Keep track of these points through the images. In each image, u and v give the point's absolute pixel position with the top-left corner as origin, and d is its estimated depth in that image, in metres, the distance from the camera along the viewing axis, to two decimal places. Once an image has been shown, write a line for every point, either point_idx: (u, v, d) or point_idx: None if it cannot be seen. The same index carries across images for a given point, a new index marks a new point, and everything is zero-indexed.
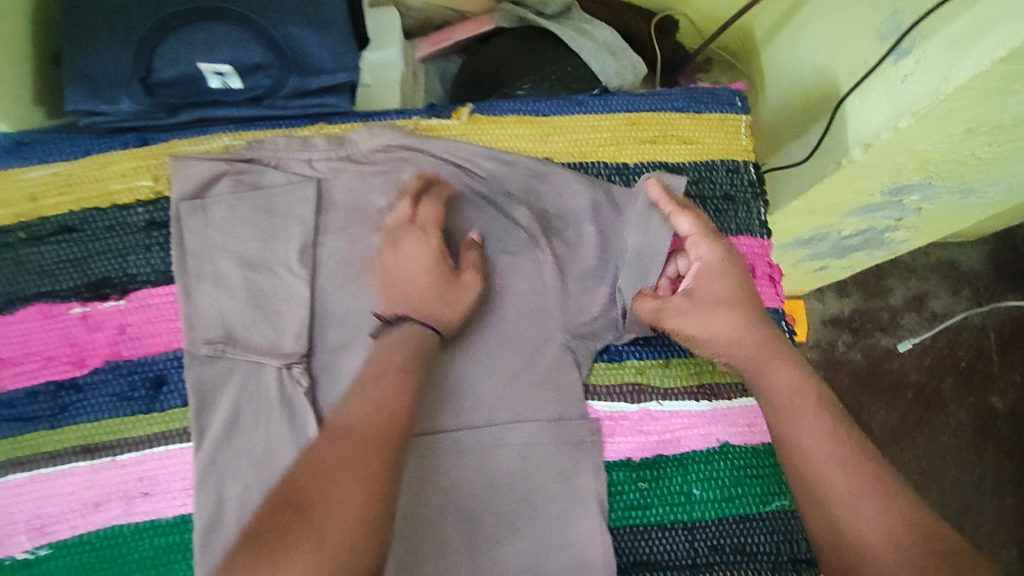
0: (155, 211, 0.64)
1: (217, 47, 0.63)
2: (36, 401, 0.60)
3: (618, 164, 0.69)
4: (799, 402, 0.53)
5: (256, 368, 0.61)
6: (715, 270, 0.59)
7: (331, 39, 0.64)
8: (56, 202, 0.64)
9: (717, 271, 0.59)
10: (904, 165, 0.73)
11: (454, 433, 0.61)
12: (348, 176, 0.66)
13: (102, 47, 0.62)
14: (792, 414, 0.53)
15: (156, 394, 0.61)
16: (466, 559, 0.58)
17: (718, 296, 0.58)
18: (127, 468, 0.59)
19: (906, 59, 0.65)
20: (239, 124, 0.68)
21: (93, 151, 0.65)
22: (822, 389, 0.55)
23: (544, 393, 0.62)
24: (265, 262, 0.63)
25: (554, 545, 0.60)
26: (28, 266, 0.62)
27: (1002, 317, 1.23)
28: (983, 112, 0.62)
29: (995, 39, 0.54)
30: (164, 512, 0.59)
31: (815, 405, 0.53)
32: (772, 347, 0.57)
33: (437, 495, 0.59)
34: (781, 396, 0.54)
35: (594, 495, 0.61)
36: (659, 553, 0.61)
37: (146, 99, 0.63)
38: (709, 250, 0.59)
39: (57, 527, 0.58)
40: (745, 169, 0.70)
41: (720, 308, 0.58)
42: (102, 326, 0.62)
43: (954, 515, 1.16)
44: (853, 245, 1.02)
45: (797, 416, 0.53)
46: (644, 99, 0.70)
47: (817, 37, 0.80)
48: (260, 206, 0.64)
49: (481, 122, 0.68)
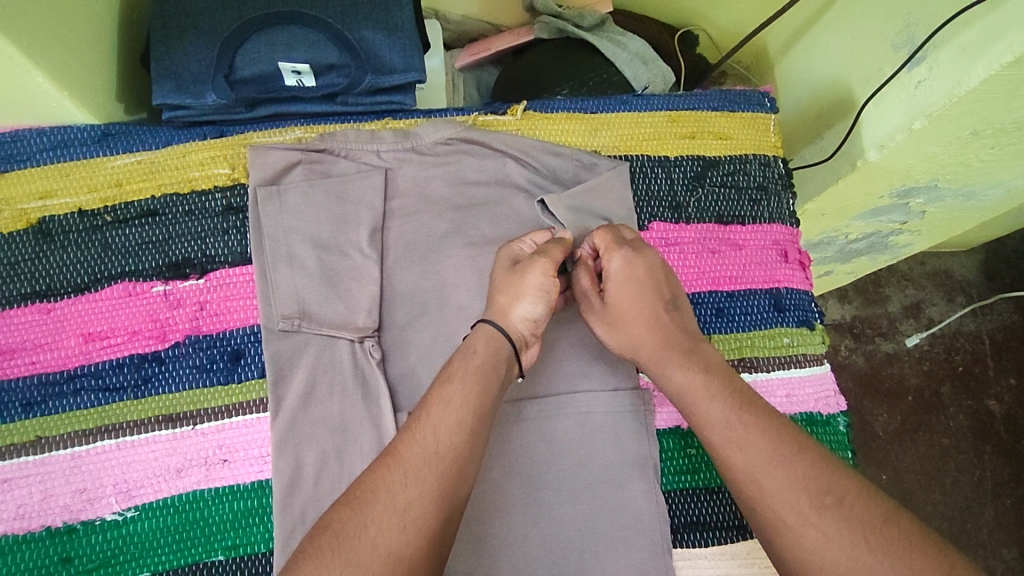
0: (232, 197, 0.68)
1: (296, 49, 0.68)
2: (121, 373, 0.63)
3: (660, 156, 0.75)
4: (735, 390, 0.55)
5: (331, 342, 0.64)
6: (619, 280, 0.61)
7: (400, 43, 0.71)
8: (137, 188, 0.68)
9: (620, 282, 0.61)
10: (914, 167, 0.79)
11: (515, 403, 0.65)
12: (412, 166, 0.71)
13: (190, 47, 0.68)
14: (746, 397, 0.55)
15: (234, 366, 0.64)
16: (528, 523, 0.62)
17: (634, 300, 0.61)
18: (207, 437, 0.62)
19: (919, 67, 0.71)
20: (310, 119, 0.74)
21: (174, 142, 0.70)
22: (731, 384, 0.55)
23: (598, 366, 0.67)
24: (338, 244, 0.67)
25: (611, 506, 0.63)
26: (114, 247, 0.66)
27: (996, 325, 1.29)
28: (987, 116, 0.69)
29: (1003, 47, 0.60)
30: (243, 478, 0.62)
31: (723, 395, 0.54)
32: (700, 347, 0.59)
33: (500, 460, 0.63)
34: (718, 373, 0.56)
35: (648, 461, 0.65)
36: (708, 514, 0.66)
37: (230, 94, 0.68)
38: (616, 260, 0.62)
39: (142, 491, 0.61)
40: (775, 164, 0.77)
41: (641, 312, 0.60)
42: (183, 303, 0.65)
43: (957, 514, 1.20)
44: (858, 249, 1.08)
45: (753, 403, 0.54)
46: (682, 99, 0.77)
47: (828, 50, 0.87)
48: (332, 192, 0.68)
49: (533, 118, 0.74)
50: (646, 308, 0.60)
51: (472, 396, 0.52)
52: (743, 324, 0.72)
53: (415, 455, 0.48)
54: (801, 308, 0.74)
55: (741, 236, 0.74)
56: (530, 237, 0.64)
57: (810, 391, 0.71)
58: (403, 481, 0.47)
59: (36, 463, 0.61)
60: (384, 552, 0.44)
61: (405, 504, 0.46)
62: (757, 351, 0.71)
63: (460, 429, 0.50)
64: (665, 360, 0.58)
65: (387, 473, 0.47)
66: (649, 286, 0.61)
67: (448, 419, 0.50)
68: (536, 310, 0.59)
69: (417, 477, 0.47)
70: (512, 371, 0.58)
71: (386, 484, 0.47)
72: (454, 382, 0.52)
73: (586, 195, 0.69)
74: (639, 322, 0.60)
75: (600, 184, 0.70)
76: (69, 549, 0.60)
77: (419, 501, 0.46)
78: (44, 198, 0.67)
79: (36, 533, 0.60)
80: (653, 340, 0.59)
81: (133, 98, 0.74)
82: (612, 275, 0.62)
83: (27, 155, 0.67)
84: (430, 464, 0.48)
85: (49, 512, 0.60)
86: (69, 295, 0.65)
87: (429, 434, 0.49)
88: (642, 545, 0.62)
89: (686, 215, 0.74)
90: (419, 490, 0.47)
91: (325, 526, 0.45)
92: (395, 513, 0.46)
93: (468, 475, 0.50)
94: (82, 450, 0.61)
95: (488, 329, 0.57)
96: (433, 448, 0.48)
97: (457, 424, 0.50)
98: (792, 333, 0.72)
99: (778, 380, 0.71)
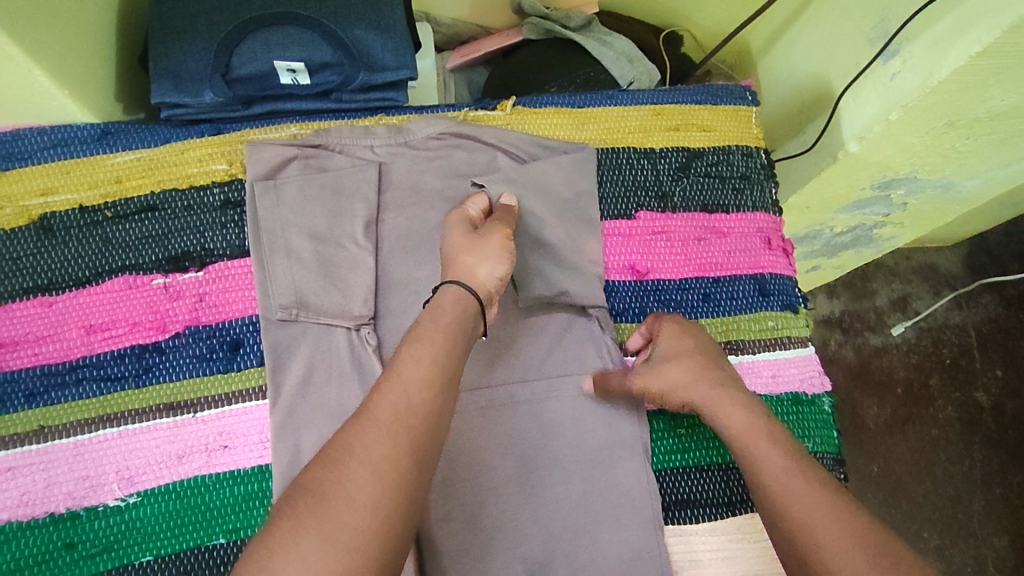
0: (230, 192, 0.70)
1: (291, 48, 0.70)
2: (123, 362, 0.65)
3: (646, 148, 0.77)
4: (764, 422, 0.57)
5: (328, 331, 0.66)
6: (670, 335, 0.65)
7: (392, 42, 0.74)
8: (136, 184, 0.70)
9: (671, 337, 0.65)
10: (893, 158, 0.81)
11: (507, 386, 0.67)
12: (405, 160, 0.73)
13: (188, 48, 0.70)
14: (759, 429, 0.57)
15: (233, 355, 0.66)
16: (523, 503, 0.63)
17: (683, 352, 0.63)
18: (207, 424, 0.64)
19: (893, 60, 0.73)
20: (306, 116, 0.76)
21: (173, 139, 0.72)
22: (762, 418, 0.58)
23: (587, 349, 0.69)
24: (334, 236, 0.69)
25: (604, 485, 0.65)
26: (114, 241, 0.68)
27: (980, 317, 1.32)
28: (961, 106, 0.71)
29: (971, 39, 0.63)
30: (243, 463, 0.63)
31: (747, 426, 0.57)
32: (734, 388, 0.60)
33: (495, 442, 0.65)
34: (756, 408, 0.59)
35: (638, 441, 0.66)
36: (698, 492, 0.67)
37: (227, 92, 0.71)
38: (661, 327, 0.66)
39: (144, 477, 0.62)
40: (757, 154, 0.80)
41: (692, 359, 0.62)
42: (183, 295, 0.67)
43: (946, 506, 1.22)
44: (843, 242, 1.11)
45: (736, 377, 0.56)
46: (666, 94, 0.79)
47: (808, 47, 0.90)
48: (327, 186, 0.70)
49: (522, 113, 0.77)
50: (696, 355, 0.63)
51: (454, 363, 0.52)
52: (729, 308, 0.74)
53: (383, 417, 0.47)
54: (785, 292, 0.76)
55: (726, 224, 0.76)
56: (472, 203, 0.66)
57: (796, 371, 0.73)
58: (376, 437, 0.46)
59: (40, 451, 0.62)
60: (362, 505, 0.43)
61: (380, 457, 0.45)
62: (744, 333, 0.73)
63: (426, 385, 0.49)
64: (720, 403, 0.59)
65: (358, 435, 0.46)
66: (701, 341, 0.65)
67: (415, 380, 0.49)
68: (502, 270, 0.59)
69: (389, 443, 0.46)
70: (479, 328, 0.57)
71: (358, 440, 0.46)
72: (425, 345, 0.51)
73: (553, 176, 0.72)
74: (688, 370, 0.62)
75: (562, 164, 0.72)
76: (73, 534, 0.61)
77: (395, 454, 0.45)
78: (45, 195, 0.68)
79: (39, 519, 0.61)
80: (704, 383, 0.61)
81: (132, 98, 0.76)
82: (665, 332, 0.65)
83: (29, 153, 0.69)
84: (399, 425, 0.46)
85: (52, 498, 0.61)
86: (70, 288, 0.66)
87: (398, 395, 0.48)
88: (634, 522, 0.64)
89: (673, 204, 0.76)
90: (389, 451, 0.45)
91: (302, 486, 0.44)
92: (377, 474, 0.44)
93: (437, 438, 0.49)
94: (85, 438, 0.63)
95: (452, 289, 0.56)
96: (400, 408, 0.47)
97: (426, 383, 0.49)
98: (776, 316, 0.74)
99: (764, 361, 0.73)
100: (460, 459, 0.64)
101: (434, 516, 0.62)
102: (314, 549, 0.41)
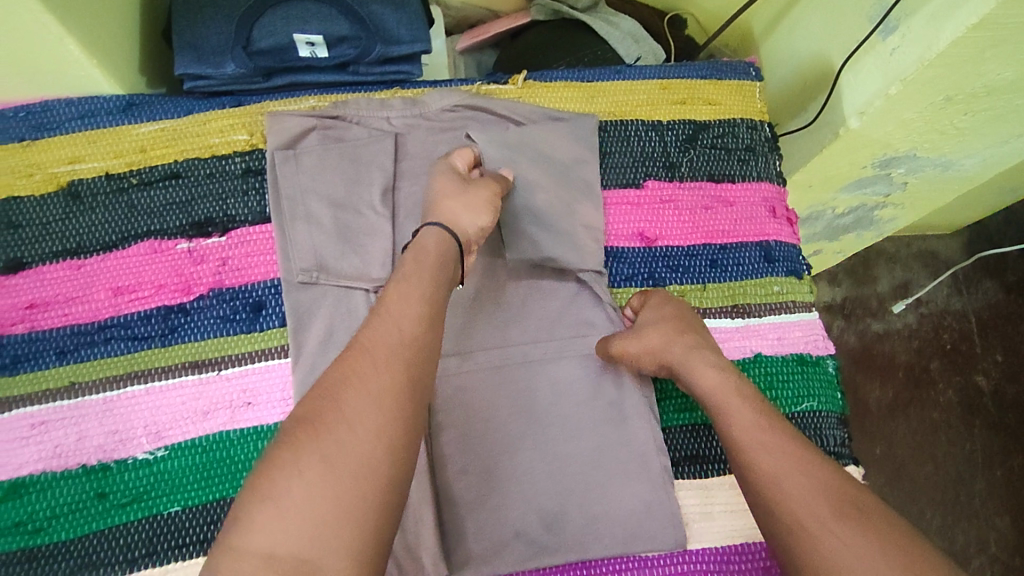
0: (251, 160, 0.72)
1: (310, 22, 0.73)
2: (150, 322, 0.67)
3: (653, 120, 0.79)
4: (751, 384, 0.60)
5: (347, 293, 0.69)
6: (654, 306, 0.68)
7: (407, 17, 0.77)
8: (161, 154, 0.72)
9: (654, 307, 0.68)
10: (892, 135, 0.84)
11: (520, 347, 0.69)
12: (420, 131, 0.75)
13: (209, 22, 0.72)
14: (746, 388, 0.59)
15: (256, 316, 0.68)
16: (536, 458, 0.65)
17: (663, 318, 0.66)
18: (231, 381, 0.66)
19: (892, 35, 0.75)
20: (324, 89, 0.78)
21: (195, 111, 0.73)
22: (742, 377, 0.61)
23: (595, 312, 0.72)
24: (352, 203, 0.71)
25: (615, 442, 0.67)
26: (139, 208, 0.70)
27: (981, 302, 1.34)
28: (958, 81, 0.73)
29: (968, 10, 0.65)
30: (266, 419, 0.65)
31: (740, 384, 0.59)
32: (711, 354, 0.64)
33: (509, 400, 0.67)
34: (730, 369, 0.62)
35: (647, 399, 0.68)
36: (706, 447, 0.69)
37: (248, 63, 0.73)
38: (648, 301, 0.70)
39: (171, 432, 0.64)
40: (762, 127, 0.82)
41: (672, 324, 0.66)
42: (206, 259, 0.69)
43: (948, 487, 1.24)
44: (845, 224, 1.13)
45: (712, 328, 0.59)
46: (673, 68, 0.81)
47: (809, 27, 0.92)
48: (346, 155, 0.72)
49: (533, 87, 0.79)
50: (675, 322, 0.66)
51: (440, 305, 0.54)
52: (735, 274, 0.76)
53: (383, 354, 0.49)
54: (790, 259, 0.78)
55: (733, 194, 0.79)
56: (460, 155, 0.69)
57: (800, 334, 0.75)
58: (372, 366, 0.48)
59: (71, 406, 0.64)
60: (365, 433, 0.45)
61: (377, 388, 0.47)
62: (750, 298, 0.75)
63: (417, 322, 0.52)
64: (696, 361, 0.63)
65: (357, 367, 0.48)
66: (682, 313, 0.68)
67: (410, 326, 0.51)
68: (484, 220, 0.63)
69: (385, 370, 0.48)
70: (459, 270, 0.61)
71: (365, 378, 0.48)
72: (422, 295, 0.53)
73: (562, 149, 0.74)
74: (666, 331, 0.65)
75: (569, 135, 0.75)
76: (105, 485, 0.63)
77: (389, 384, 0.48)
78: (73, 163, 0.71)
79: (73, 470, 0.63)
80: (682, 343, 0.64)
81: (153, 73, 0.79)
82: (649, 303, 0.69)
83: (57, 123, 0.71)
84: (392, 359, 0.49)
85: (85, 451, 0.63)
86: (97, 252, 0.68)
87: (392, 333, 0.50)
88: (645, 477, 0.66)
89: (680, 174, 0.78)
90: (385, 380, 0.48)
91: (298, 419, 0.46)
92: (390, 414, 0.47)
93: (429, 373, 0.51)
94: (114, 394, 0.65)
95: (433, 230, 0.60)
96: (397, 346, 0.50)
97: (422, 325, 0.52)
98: (781, 282, 0.77)
99: (769, 325, 0.75)
100: (477, 418, 0.66)
101: (453, 469, 0.65)
102: (320, 481, 0.43)
